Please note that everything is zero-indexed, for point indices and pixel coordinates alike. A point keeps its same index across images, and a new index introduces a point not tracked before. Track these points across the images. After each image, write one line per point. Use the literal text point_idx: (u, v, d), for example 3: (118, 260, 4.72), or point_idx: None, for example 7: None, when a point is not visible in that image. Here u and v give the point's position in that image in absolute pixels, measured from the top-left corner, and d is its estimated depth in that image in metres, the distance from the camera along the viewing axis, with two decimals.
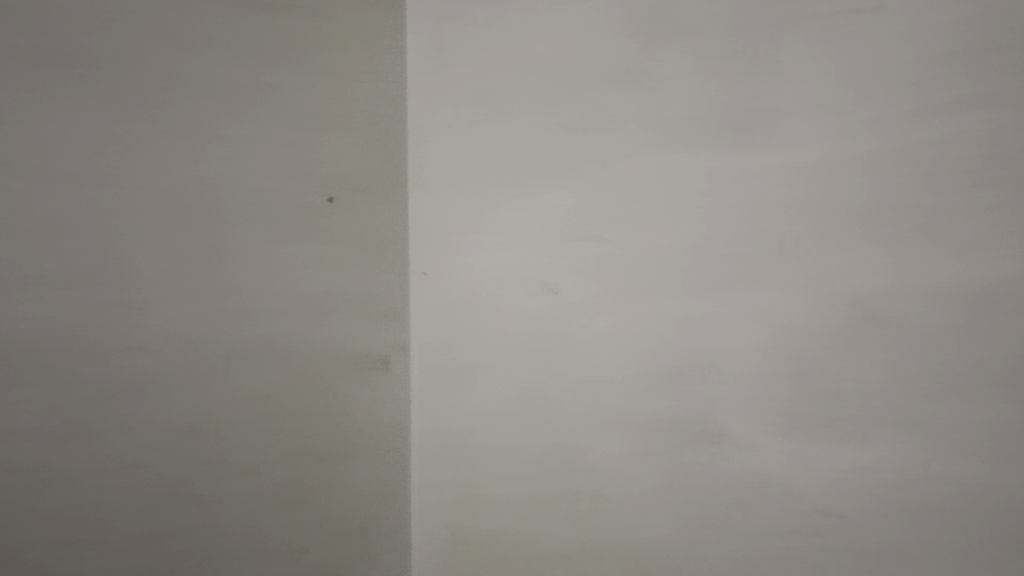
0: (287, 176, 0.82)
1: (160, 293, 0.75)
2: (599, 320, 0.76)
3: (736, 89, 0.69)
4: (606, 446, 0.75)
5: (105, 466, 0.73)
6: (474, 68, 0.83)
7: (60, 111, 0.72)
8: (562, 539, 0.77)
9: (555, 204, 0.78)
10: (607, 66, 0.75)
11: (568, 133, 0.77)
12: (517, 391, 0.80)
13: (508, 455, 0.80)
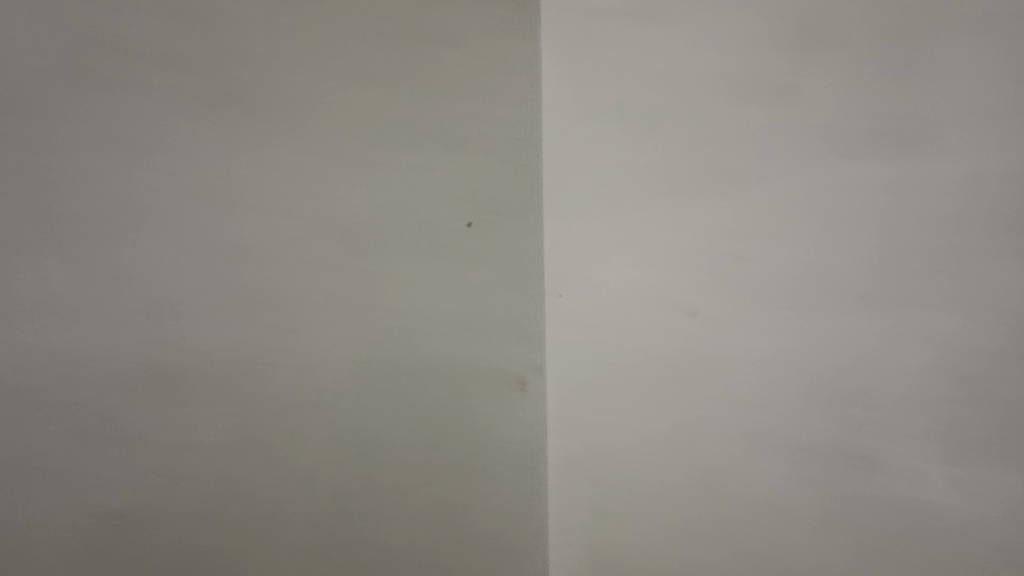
0: (429, 201, 0.84)
1: (314, 317, 0.79)
2: (684, 332, 0.76)
3: (773, 96, 0.69)
4: (676, 450, 0.78)
5: (208, 489, 0.74)
6: (579, 84, 0.84)
7: (181, 142, 0.74)
8: (642, 540, 0.81)
9: (667, 218, 0.77)
10: (692, 76, 0.75)
11: (657, 153, 0.78)
12: (643, 410, 0.80)
13: (609, 465, 0.84)
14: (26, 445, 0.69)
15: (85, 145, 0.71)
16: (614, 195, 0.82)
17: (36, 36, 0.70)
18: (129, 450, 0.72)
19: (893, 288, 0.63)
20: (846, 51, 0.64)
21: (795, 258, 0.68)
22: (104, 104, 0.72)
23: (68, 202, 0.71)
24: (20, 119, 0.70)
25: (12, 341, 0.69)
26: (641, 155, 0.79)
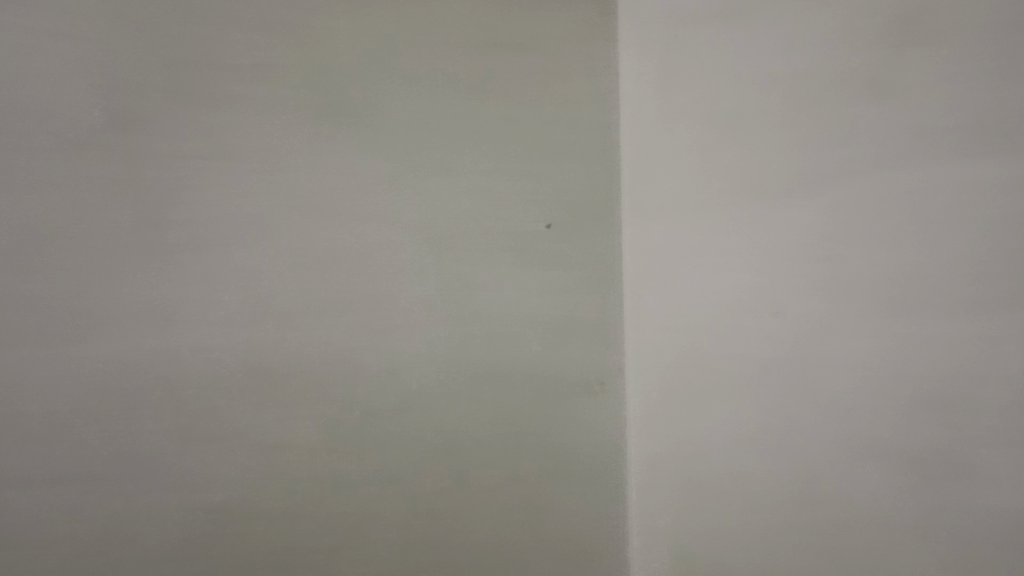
0: (513, 204, 0.86)
1: (400, 320, 0.81)
2: (714, 335, 0.80)
3: (793, 102, 0.72)
4: (718, 451, 0.79)
5: (299, 488, 0.77)
6: (653, 87, 0.86)
7: (276, 149, 0.78)
8: (697, 538, 0.81)
9: (723, 223, 0.78)
10: (733, 80, 0.77)
11: (705, 156, 0.80)
12: (727, 410, 0.78)
13: (687, 465, 0.83)
14: (133, 442, 0.73)
15: (186, 154, 0.75)
16: (703, 197, 0.81)
17: (142, 52, 0.74)
18: (227, 448, 0.75)
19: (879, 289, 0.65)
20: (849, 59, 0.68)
21: (800, 262, 0.71)
22: (205, 116, 0.76)
23: (173, 209, 0.74)
24: (129, 131, 0.74)
25: (126, 343, 0.73)
26: (687, 160, 0.82)
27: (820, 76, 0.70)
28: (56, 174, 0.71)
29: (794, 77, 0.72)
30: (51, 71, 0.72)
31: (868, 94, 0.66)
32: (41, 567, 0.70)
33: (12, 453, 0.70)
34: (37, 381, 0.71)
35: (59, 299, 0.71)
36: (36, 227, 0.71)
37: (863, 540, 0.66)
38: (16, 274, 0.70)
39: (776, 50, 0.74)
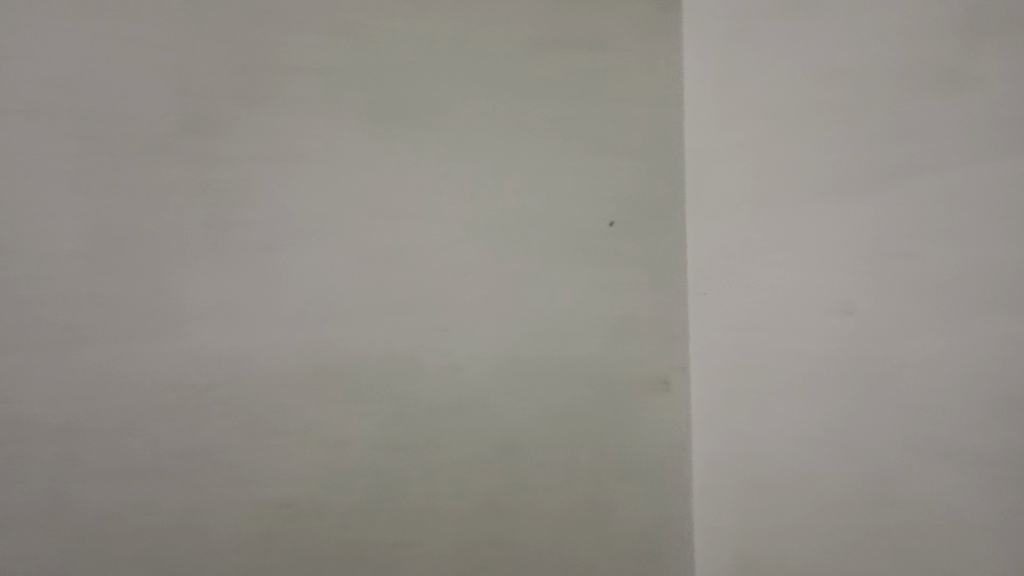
0: (573, 202, 0.85)
1: (461, 318, 0.82)
2: (784, 334, 0.78)
3: (868, 94, 0.70)
4: (786, 454, 0.77)
5: (364, 484, 0.78)
6: (718, 81, 0.84)
7: (337, 151, 0.79)
8: (764, 542, 0.79)
9: (795, 220, 0.76)
10: (802, 74, 0.75)
11: (774, 150, 0.78)
12: (791, 411, 0.77)
13: (752, 466, 0.81)
14: (205, 436, 0.75)
15: (252, 156, 0.77)
16: (766, 193, 0.79)
17: (210, 56, 0.76)
18: (294, 444, 0.77)
19: (963, 287, 0.63)
20: (929, 47, 0.65)
21: (874, 260, 0.69)
22: (271, 118, 0.77)
23: (241, 210, 0.76)
24: (198, 134, 0.75)
25: (194, 342, 0.75)
26: (758, 155, 0.80)
27: (890, 67, 0.68)
28: (131, 178, 0.74)
29: (862, 68, 0.70)
30: (124, 77, 0.74)
31: (949, 84, 0.64)
32: (119, 558, 0.73)
33: (93, 447, 0.73)
34: (114, 377, 0.73)
35: (134, 298, 0.74)
36: (113, 229, 0.73)
37: (944, 544, 0.64)
38: (93, 275, 0.73)
39: (845, 42, 0.72)
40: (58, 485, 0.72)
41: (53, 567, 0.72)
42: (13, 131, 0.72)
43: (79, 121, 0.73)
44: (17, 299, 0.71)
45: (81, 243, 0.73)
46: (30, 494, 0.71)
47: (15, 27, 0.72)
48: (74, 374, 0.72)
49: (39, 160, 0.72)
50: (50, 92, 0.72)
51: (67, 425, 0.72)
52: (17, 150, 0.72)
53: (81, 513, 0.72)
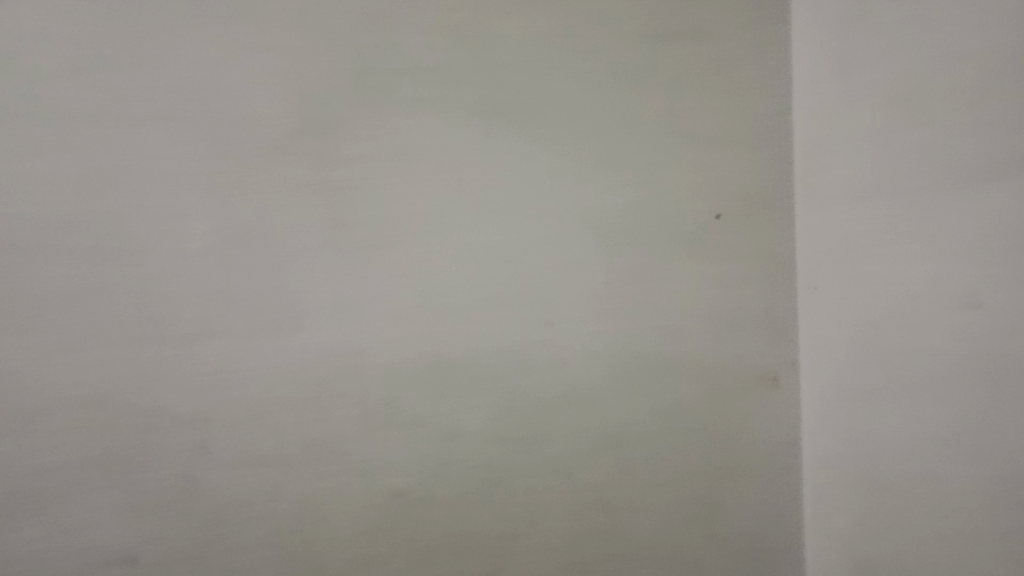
0: (679, 196, 0.84)
1: (568, 313, 0.82)
2: (900, 330, 0.75)
3: (982, 79, 0.65)
4: (902, 454, 0.75)
5: (475, 476, 0.80)
6: (832, 69, 0.82)
7: (444, 149, 0.80)
8: (879, 543, 0.77)
9: (912, 211, 0.73)
10: (918, 59, 0.72)
11: (889, 140, 0.75)
12: (910, 411, 0.74)
13: (866, 466, 0.79)
14: (325, 428, 0.78)
15: (366, 157, 0.79)
16: (880, 185, 0.76)
17: (324, 61, 0.78)
18: (408, 437, 0.79)
19: None
20: None
21: (989, 255, 0.65)
22: (384, 118, 0.79)
23: (356, 209, 0.79)
24: (317, 136, 0.78)
25: (311, 338, 0.78)
26: (872, 146, 0.77)
27: (1003, 50, 0.63)
28: (254, 180, 0.77)
29: (985, 54, 0.65)
30: (246, 82, 0.77)
31: None
32: (248, 541, 0.77)
33: (222, 436, 0.76)
34: (239, 370, 0.77)
35: (258, 295, 0.77)
36: (238, 229, 0.77)
37: None
38: (220, 272, 0.76)
39: (959, 24, 0.67)
40: (190, 472, 0.76)
41: (186, 549, 0.76)
42: (147, 137, 0.75)
43: (207, 126, 0.76)
44: (151, 296, 0.75)
45: (209, 243, 0.76)
46: (165, 480, 0.75)
47: (144, 36, 0.75)
48: (203, 367, 0.76)
49: (170, 163, 0.76)
50: (179, 99, 0.76)
51: (197, 415, 0.76)
52: (151, 154, 0.76)
53: (212, 499, 0.76)
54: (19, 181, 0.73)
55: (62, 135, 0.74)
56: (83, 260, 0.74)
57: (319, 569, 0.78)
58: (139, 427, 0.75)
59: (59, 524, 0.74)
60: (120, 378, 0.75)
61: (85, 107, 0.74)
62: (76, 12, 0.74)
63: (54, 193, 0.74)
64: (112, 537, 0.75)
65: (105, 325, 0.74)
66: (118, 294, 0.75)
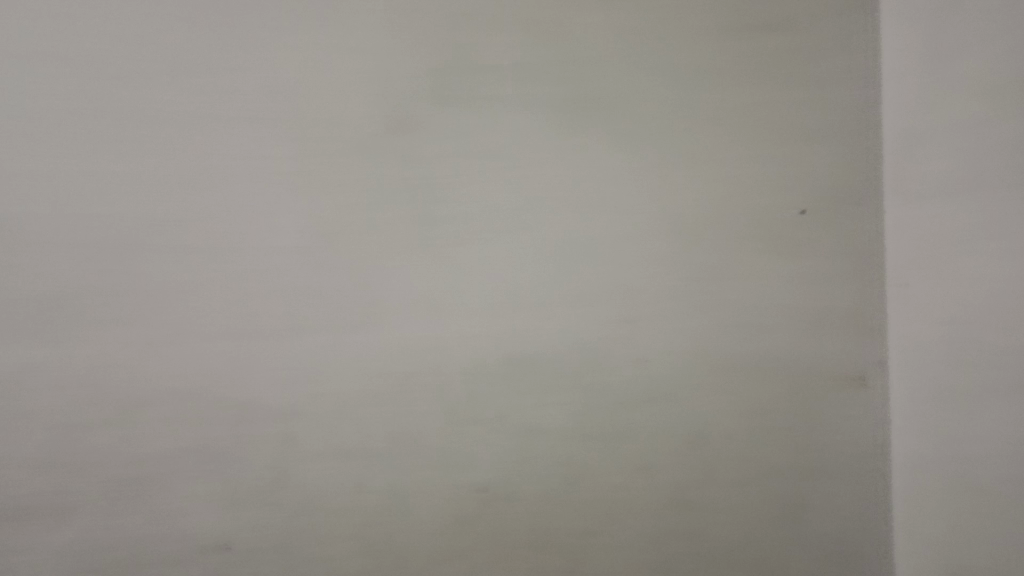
0: (762, 192, 0.83)
1: (649, 310, 0.82)
2: (995, 330, 0.71)
3: None
4: (1000, 459, 0.72)
5: (556, 472, 0.81)
6: (920, 57, 0.78)
7: (525, 147, 0.80)
8: (973, 549, 0.74)
9: (1006, 206, 0.70)
10: (1015, 48, 0.68)
11: (983, 132, 0.72)
12: (1008, 413, 0.70)
13: (960, 469, 0.76)
14: (408, 423, 0.79)
15: (449, 155, 0.80)
16: (973, 178, 0.73)
17: (407, 60, 0.79)
18: (489, 433, 0.80)
19: None
20: None
21: None
22: (466, 116, 0.80)
23: (440, 206, 0.80)
24: (402, 135, 0.79)
25: (395, 334, 0.79)
26: (965, 138, 0.74)
27: None
28: (340, 179, 0.79)
29: None
30: (332, 83, 0.79)
31: None
32: (334, 533, 0.79)
33: (310, 429, 0.78)
34: (325, 365, 0.78)
35: (344, 291, 0.79)
36: (324, 227, 0.79)
37: None
38: (308, 270, 0.78)
39: None
40: (280, 463, 0.78)
41: (274, 539, 0.78)
42: (238, 138, 0.78)
43: (295, 126, 0.78)
44: (242, 292, 0.78)
45: (298, 240, 0.78)
46: (255, 471, 0.78)
47: (235, 40, 0.78)
48: (292, 362, 0.78)
49: (260, 164, 0.78)
50: (269, 101, 0.78)
51: (286, 409, 0.78)
52: (242, 155, 0.78)
53: (301, 490, 0.78)
54: (120, 181, 0.76)
55: (160, 137, 0.77)
56: (180, 257, 0.77)
57: (403, 562, 0.79)
58: (232, 419, 0.77)
59: (157, 511, 0.77)
60: (213, 372, 0.77)
61: (181, 110, 0.77)
62: (173, 19, 0.77)
63: (152, 193, 0.77)
64: (206, 526, 0.77)
65: (200, 320, 0.77)
66: (212, 291, 0.77)
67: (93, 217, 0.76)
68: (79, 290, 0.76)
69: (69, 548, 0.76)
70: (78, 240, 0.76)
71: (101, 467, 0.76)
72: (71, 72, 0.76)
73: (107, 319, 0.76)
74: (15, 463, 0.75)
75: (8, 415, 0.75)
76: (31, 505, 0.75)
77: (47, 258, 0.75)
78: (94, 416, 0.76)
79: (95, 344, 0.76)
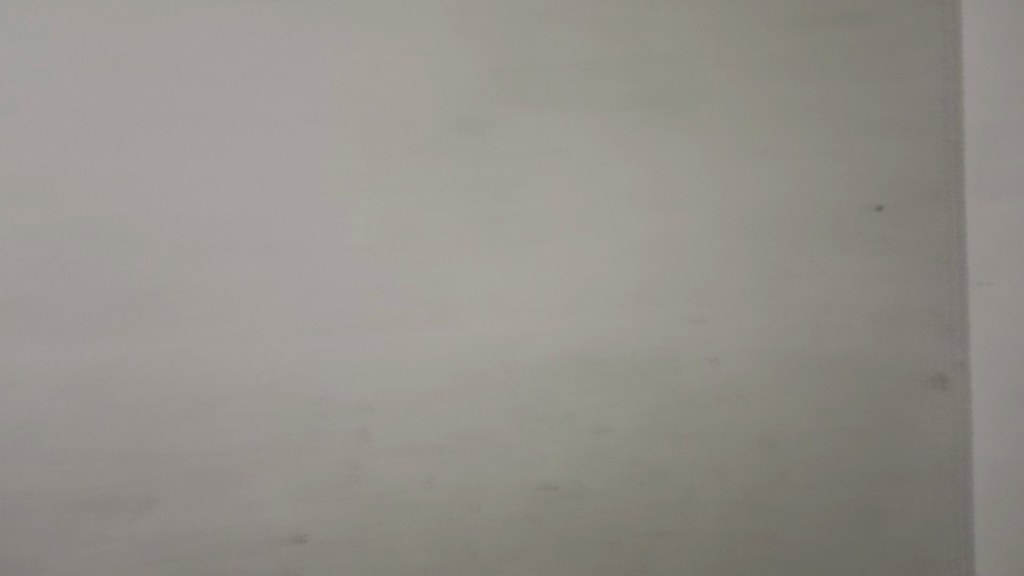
0: (836, 188, 0.81)
1: (719, 308, 0.81)
2: None
3: None
4: None
5: (624, 471, 0.80)
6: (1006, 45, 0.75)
7: (594, 145, 0.80)
8: None
9: None
10: None
11: None
12: None
13: None
14: (478, 420, 0.80)
15: (518, 154, 0.80)
16: None
17: (474, 60, 0.80)
18: (558, 430, 0.80)
19: None
20: None
21: None
22: (536, 114, 0.80)
23: (509, 205, 0.80)
24: (471, 134, 0.80)
25: (463, 331, 0.80)
26: None
27: None
28: (411, 177, 0.80)
29: None
30: (402, 83, 0.79)
31: None
32: (406, 527, 0.80)
33: (382, 424, 0.79)
34: (396, 362, 0.80)
35: (414, 289, 0.80)
36: (394, 227, 0.80)
37: None
38: (380, 268, 0.80)
39: None
40: (352, 458, 0.79)
41: (348, 532, 0.79)
42: (312, 139, 0.79)
43: (366, 127, 0.79)
44: (316, 290, 0.79)
45: (370, 239, 0.80)
46: (328, 465, 0.79)
47: (308, 43, 0.79)
48: (364, 359, 0.79)
49: (332, 163, 0.79)
50: (339, 102, 0.79)
51: (358, 404, 0.79)
52: (313, 155, 0.79)
53: (373, 484, 0.80)
54: (199, 183, 0.78)
55: (235, 137, 0.79)
56: (255, 256, 0.79)
57: (471, 558, 0.80)
58: (306, 415, 0.79)
59: (235, 503, 0.79)
60: (288, 368, 0.79)
61: (253, 111, 0.79)
62: (249, 23, 0.78)
63: (227, 194, 0.79)
64: (283, 518, 0.79)
65: (275, 317, 0.79)
66: (287, 288, 0.79)
67: (170, 217, 0.78)
68: (161, 288, 0.78)
69: (152, 537, 0.79)
70: (159, 239, 0.78)
71: (182, 459, 0.79)
72: (153, 77, 0.78)
73: (188, 316, 0.78)
74: (102, 454, 0.78)
75: (95, 409, 0.78)
76: (117, 495, 0.78)
77: (132, 256, 0.78)
78: (175, 410, 0.78)
79: (175, 341, 0.78)
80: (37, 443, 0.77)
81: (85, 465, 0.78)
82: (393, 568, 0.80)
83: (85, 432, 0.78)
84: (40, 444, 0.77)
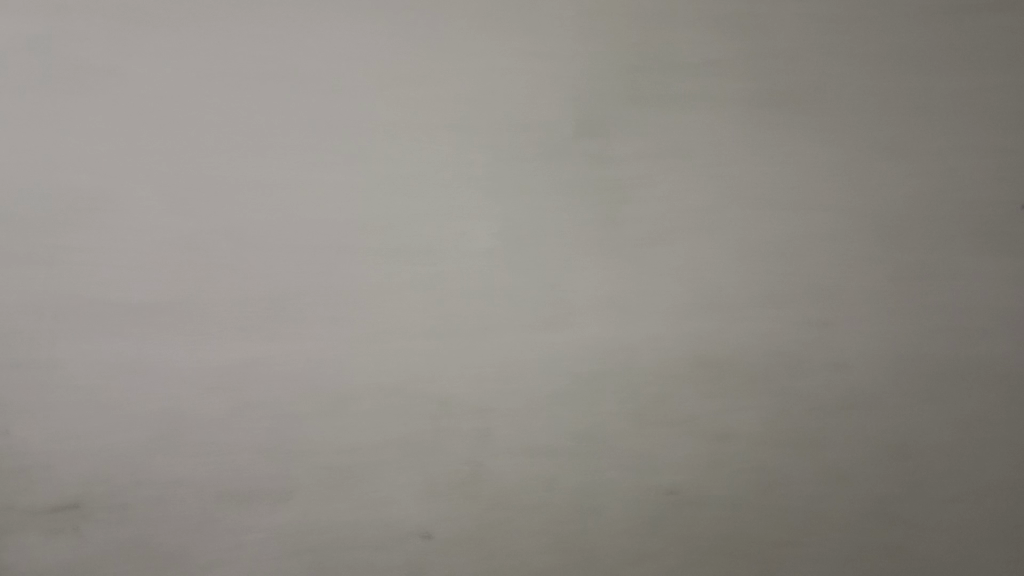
0: (976, 186, 0.80)
1: (851, 311, 0.79)
2: None
3: None
4: None
5: (750, 477, 0.79)
6: None
7: (722, 145, 0.79)
8: None
9: None
10: None
11: None
12: None
13: None
14: (600, 423, 0.80)
15: (644, 155, 0.79)
16: None
17: (599, 61, 0.80)
18: (680, 435, 0.79)
19: None
20: None
21: None
22: (660, 116, 0.80)
23: (633, 208, 0.80)
24: (594, 137, 0.80)
25: (588, 334, 0.80)
26: None
27: None
28: (535, 181, 0.80)
29: None
30: (530, 86, 0.80)
31: None
32: (528, 528, 0.81)
33: (507, 424, 0.80)
34: (520, 363, 0.80)
35: (539, 293, 0.80)
36: (517, 230, 0.80)
37: None
38: (503, 270, 0.80)
39: None
40: (476, 456, 0.81)
41: (471, 531, 0.81)
42: (441, 144, 0.80)
43: (490, 131, 0.80)
44: (440, 293, 0.80)
45: (493, 242, 0.80)
46: (452, 464, 0.81)
47: (437, 48, 0.80)
48: (488, 360, 0.80)
49: (458, 168, 0.80)
50: (467, 108, 0.80)
51: (484, 406, 0.81)
52: (440, 161, 0.80)
53: (497, 485, 0.81)
54: (335, 188, 0.80)
55: (365, 145, 0.80)
56: (385, 260, 0.80)
57: (591, 559, 0.80)
58: (434, 415, 0.80)
59: (361, 499, 0.81)
60: (416, 368, 0.80)
61: (381, 120, 0.80)
62: (382, 30, 0.80)
63: (354, 201, 0.80)
64: (409, 515, 0.81)
65: (401, 318, 0.80)
66: (414, 292, 0.80)
67: (302, 222, 0.80)
68: (299, 290, 0.80)
69: (287, 529, 0.81)
70: (293, 244, 0.80)
71: (318, 454, 0.80)
72: (290, 84, 0.79)
73: (320, 318, 0.80)
74: (243, 448, 0.80)
75: (237, 405, 0.80)
76: (254, 488, 0.80)
77: (273, 259, 0.80)
78: (309, 408, 0.80)
79: (309, 342, 0.80)
80: (182, 436, 0.80)
81: (228, 458, 0.80)
82: (515, 567, 0.81)
83: (226, 427, 0.80)
84: (185, 437, 0.80)
